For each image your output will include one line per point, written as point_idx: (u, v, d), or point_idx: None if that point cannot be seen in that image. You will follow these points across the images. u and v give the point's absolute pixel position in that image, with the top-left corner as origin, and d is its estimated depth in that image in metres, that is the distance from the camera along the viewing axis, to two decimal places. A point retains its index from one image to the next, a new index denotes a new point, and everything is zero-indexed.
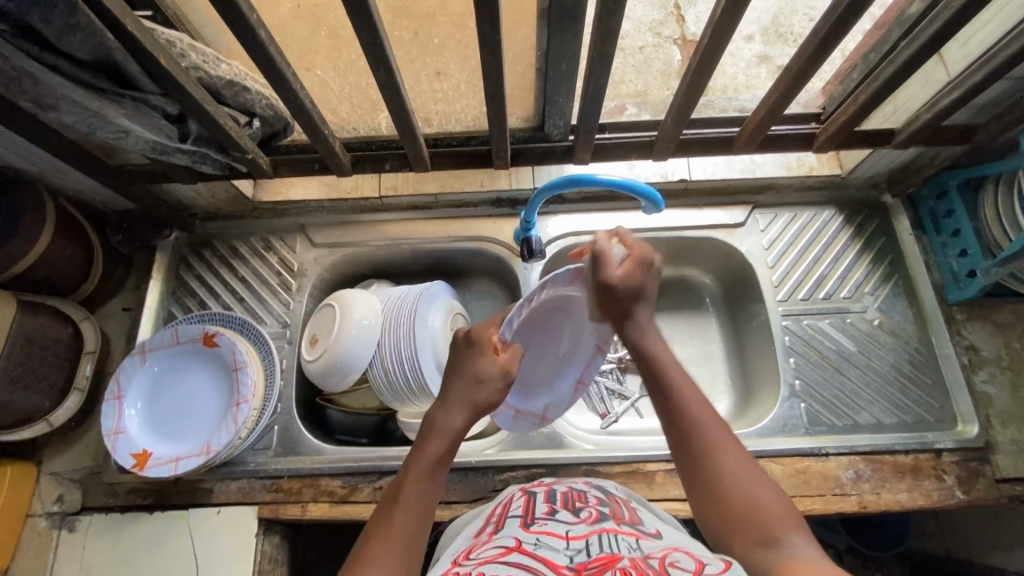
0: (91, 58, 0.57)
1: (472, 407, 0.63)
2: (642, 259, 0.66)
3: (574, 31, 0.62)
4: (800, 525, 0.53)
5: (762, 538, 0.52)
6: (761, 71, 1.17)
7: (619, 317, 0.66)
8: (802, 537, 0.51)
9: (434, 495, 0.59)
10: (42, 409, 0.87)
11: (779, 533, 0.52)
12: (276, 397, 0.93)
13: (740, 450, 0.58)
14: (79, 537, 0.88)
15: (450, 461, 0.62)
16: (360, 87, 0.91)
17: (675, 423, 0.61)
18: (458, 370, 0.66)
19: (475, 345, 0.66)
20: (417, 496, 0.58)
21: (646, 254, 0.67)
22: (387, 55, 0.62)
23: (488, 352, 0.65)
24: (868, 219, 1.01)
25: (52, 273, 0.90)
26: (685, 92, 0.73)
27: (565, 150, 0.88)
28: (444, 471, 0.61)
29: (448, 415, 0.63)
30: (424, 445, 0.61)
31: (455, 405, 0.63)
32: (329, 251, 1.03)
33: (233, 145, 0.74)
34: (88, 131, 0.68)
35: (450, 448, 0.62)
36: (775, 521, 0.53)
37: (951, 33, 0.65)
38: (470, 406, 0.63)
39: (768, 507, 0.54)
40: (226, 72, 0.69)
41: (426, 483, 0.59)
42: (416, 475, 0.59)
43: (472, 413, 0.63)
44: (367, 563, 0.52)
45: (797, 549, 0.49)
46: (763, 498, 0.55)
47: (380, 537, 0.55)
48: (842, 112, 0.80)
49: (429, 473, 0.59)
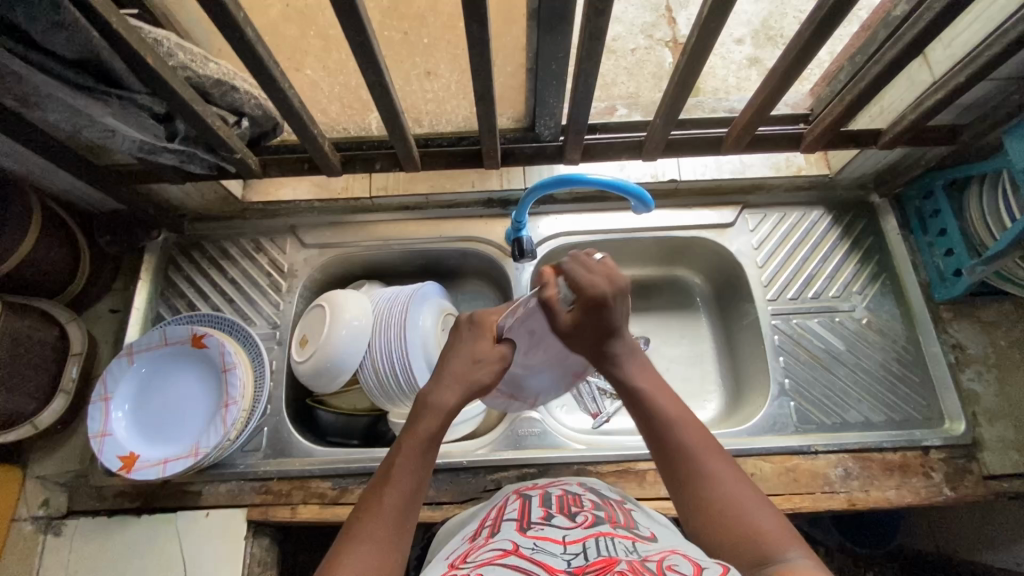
0: (76, 56, 0.57)
1: (466, 388, 0.64)
2: (590, 300, 0.64)
3: (563, 32, 0.62)
4: (798, 544, 0.52)
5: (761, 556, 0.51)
6: (751, 73, 1.18)
7: (596, 355, 0.68)
8: (803, 552, 0.50)
9: (425, 473, 0.58)
10: (27, 411, 0.86)
11: (777, 550, 0.50)
12: (266, 398, 0.92)
13: (732, 471, 0.58)
14: (65, 541, 0.87)
15: (442, 441, 0.61)
16: (349, 87, 0.89)
17: (664, 446, 0.62)
18: (457, 350, 0.68)
19: (476, 327, 0.69)
20: (406, 476, 0.57)
21: (596, 292, 0.64)
22: (375, 53, 0.62)
23: (487, 337, 0.68)
24: (856, 219, 1.02)
25: (38, 275, 0.89)
26: (675, 91, 0.73)
27: (555, 150, 0.88)
28: (435, 451, 0.60)
29: (439, 394, 0.63)
30: (416, 423, 0.61)
31: (455, 386, 0.64)
32: (320, 251, 1.03)
33: (221, 144, 0.74)
34: (74, 128, 0.68)
35: (441, 428, 0.61)
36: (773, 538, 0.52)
37: (934, 34, 0.66)
38: (465, 385, 0.64)
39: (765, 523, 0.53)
40: (213, 71, 0.68)
41: (415, 463, 0.58)
42: (406, 453, 0.59)
43: (464, 394, 0.64)
44: (353, 544, 0.52)
45: (797, 561, 0.48)
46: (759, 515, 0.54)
47: (367, 517, 0.54)
48: (829, 113, 0.80)
49: (423, 446, 0.59)
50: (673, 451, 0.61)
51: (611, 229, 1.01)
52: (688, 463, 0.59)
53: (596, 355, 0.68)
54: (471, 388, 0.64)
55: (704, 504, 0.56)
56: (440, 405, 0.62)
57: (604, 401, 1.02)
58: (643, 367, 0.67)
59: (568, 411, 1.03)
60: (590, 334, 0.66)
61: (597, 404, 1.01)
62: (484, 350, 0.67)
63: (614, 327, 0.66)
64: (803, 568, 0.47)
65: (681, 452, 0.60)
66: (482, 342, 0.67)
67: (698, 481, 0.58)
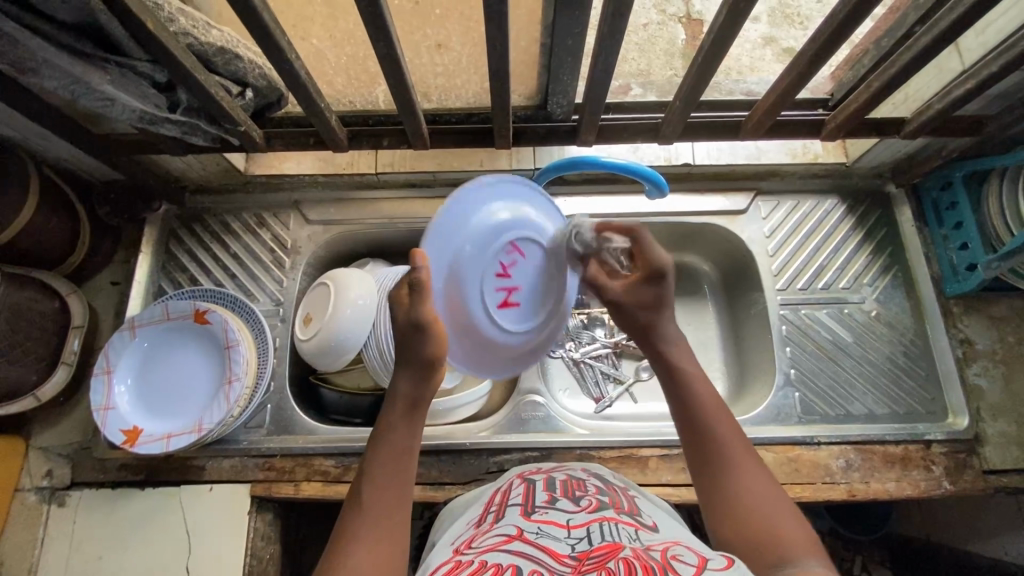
0: (73, 19, 0.55)
1: (416, 369, 0.61)
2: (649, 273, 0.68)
3: (583, 7, 0.59)
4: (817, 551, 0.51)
5: (778, 562, 0.50)
6: (766, 53, 1.14)
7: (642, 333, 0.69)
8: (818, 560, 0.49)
9: (408, 460, 0.59)
10: (29, 382, 0.85)
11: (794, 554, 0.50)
12: (269, 375, 0.91)
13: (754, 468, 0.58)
14: (69, 512, 0.88)
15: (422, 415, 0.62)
16: (357, 58, 0.84)
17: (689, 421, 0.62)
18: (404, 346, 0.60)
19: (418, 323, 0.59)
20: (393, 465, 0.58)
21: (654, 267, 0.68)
22: (387, 24, 0.59)
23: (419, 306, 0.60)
24: (871, 209, 1.00)
25: (37, 245, 0.87)
26: (698, 73, 0.70)
27: (568, 130, 0.86)
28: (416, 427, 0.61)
29: (395, 383, 0.62)
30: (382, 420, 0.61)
31: (412, 374, 0.61)
32: (324, 228, 1.01)
33: (224, 116, 0.71)
34: (72, 97, 0.65)
35: (411, 412, 0.61)
36: (796, 544, 0.51)
37: (971, 22, 0.63)
38: (419, 364, 0.61)
39: (787, 527, 0.52)
40: (217, 38, 0.66)
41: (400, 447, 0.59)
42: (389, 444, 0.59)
43: (419, 375, 0.61)
44: (351, 538, 0.53)
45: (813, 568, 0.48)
46: (782, 518, 0.53)
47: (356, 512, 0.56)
48: (853, 99, 0.77)
49: (404, 427, 0.60)
50: (700, 431, 0.60)
51: (621, 212, 1.00)
52: (714, 446, 0.59)
53: (644, 335, 0.69)
54: (427, 360, 0.60)
55: (725, 495, 0.56)
56: (406, 395, 0.61)
57: (608, 385, 1.04)
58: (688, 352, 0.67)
59: (572, 395, 1.03)
60: (634, 304, 0.69)
61: (600, 388, 1.03)
62: (400, 330, 0.59)
63: (664, 303, 0.68)
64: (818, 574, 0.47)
65: (713, 446, 0.59)
66: (401, 317, 0.60)
67: (723, 469, 0.58)
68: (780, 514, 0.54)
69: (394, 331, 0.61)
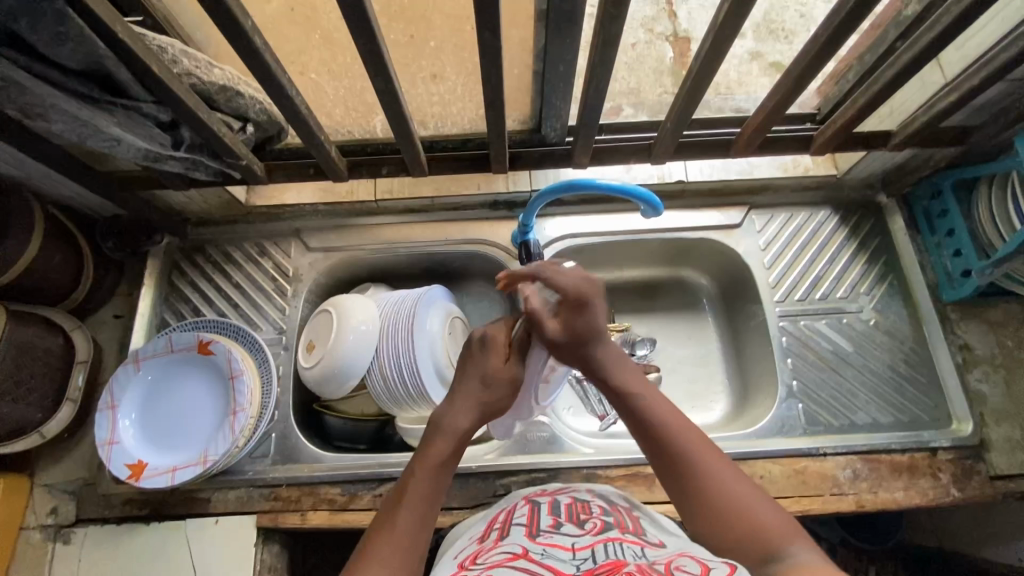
0: (80, 66, 0.56)
1: (475, 405, 0.67)
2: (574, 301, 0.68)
3: (573, 34, 0.61)
4: (802, 537, 0.52)
5: (768, 555, 0.50)
6: (753, 68, 1.17)
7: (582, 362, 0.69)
8: (806, 546, 0.50)
9: (439, 497, 0.59)
10: (34, 421, 0.86)
11: (782, 544, 0.51)
12: (274, 404, 0.92)
13: (729, 468, 0.58)
14: (74, 549, 0.87)
15: (456, 461, 0.63)
16: (355, 90, 0.87)
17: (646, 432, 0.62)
18: (472, 371, 0.71)
19: (507, 382, 0.70)
20: (422, 496, 0.58)
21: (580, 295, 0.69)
22: (384, 59, 0.61)
23: (498, 354, 0.71)
24: (863, 219, 1.02)
25: (42, 282, 0.88)
26: (687, 96, 0.72)
27: (564, 153, 0.87)
28: (451, 469, 0.62)
29: (452, 417, 0.65)
30: (429, 446, 0.63)
31: (466, 408, 0.66)
32: (325, 255, 1.02)
33: (228, 151, 0.72)
34: (77, 140, 0.64)
35: (457, 449, 0.63)
36: (778, 533, 0.52)
37: (950, 39, 0.65)
38: (484, 404, 0.68)
39: (770, 519, 0.53)
40: (219, 77, 0.67)
41: (432, 483, 0.59)
42: (421, 477, 0.59)
43: (477, 414, 0.67)
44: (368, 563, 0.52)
45: (802, 557, 0.48)
46: (758, 506, 0.54)
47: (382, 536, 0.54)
48: (840, 115, 0.80)
49: (437, 462, 0.61)
50: (662, 446, 0.61)
51: (616, 230, 1.01)
52: (680, 456, 0.59)
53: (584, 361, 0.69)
54: (494, 408, 0.70)
55: (712, 503, 0.56)
56: (452, 428, 0.64)
57: None
58: (627, 370, 0.68)
59: (576, 413, 1.04)
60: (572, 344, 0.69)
61: (604, 406, 1.03)
62: (494, 372, 0.70)
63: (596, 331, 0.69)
64: (807, 562, 0.47)
65: (673, 449, 0.60)
66: (496, 362, 0.71)
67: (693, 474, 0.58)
68: (757, 501, 0.55)
69: (482, 371, 0.70)
